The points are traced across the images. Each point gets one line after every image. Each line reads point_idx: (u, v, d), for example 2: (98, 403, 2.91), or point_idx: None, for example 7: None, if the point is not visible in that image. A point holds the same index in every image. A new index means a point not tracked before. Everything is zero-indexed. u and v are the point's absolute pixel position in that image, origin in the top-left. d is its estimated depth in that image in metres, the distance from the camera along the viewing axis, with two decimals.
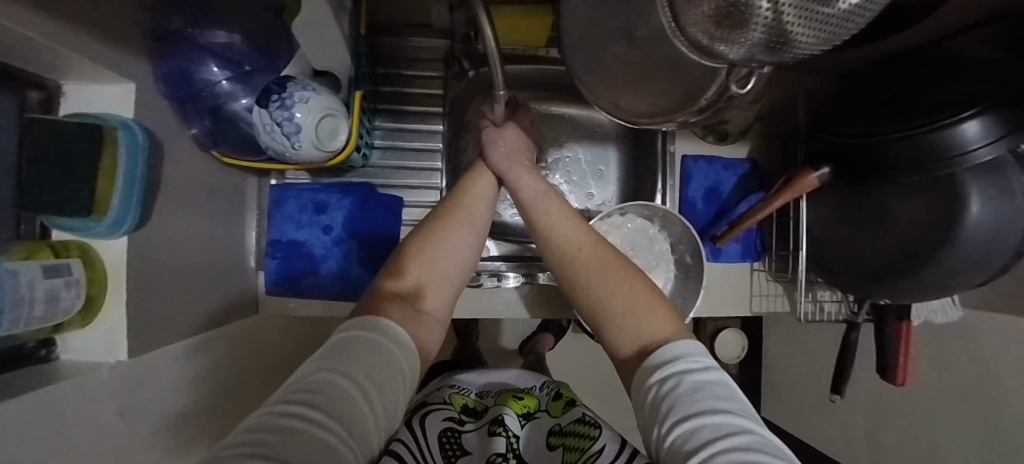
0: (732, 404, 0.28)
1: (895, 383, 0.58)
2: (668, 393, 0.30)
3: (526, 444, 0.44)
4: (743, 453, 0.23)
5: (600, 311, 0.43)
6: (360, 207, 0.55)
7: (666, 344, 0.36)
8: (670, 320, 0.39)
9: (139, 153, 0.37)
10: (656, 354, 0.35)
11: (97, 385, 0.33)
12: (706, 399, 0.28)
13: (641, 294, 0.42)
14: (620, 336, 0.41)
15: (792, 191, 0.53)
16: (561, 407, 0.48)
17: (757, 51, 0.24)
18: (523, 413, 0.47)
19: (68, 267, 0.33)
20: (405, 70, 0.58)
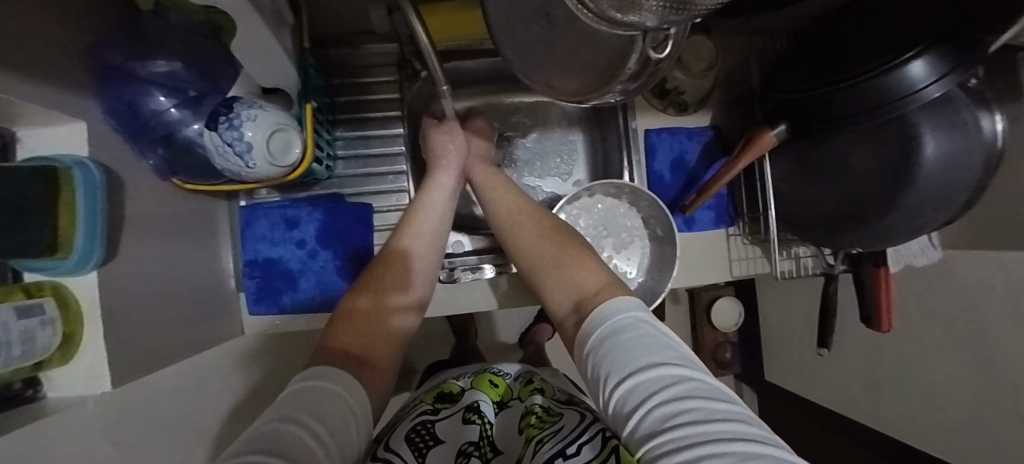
0: (664, 352, 0.30)
1: (880, 329, 0.58)
2: (609, 355, 0.32)
3: (499, 429, 0.44)
4: (673, 407, 0.24)
5: (538, 272, 0.46)
6: (330, 218, 0.55)
7: (600, 305, 0.38)
8: (597, 271, 0.43)
9: (96, 190, 0.38)
10: (592, 313, 0.37)
11: (85, 417, 0.34)
12: (641, 356, 0.29)
13: (578, 256, 0.45)
14: (559, 298, 0.43)
15: (754, 150, 0.53)
16: (530, 391, 0.49)
17: (664, 16, 0.24)
18: (495, 401, 0.49)
19: (42, 307, 0.34)
20: (358, 78, 0.59)
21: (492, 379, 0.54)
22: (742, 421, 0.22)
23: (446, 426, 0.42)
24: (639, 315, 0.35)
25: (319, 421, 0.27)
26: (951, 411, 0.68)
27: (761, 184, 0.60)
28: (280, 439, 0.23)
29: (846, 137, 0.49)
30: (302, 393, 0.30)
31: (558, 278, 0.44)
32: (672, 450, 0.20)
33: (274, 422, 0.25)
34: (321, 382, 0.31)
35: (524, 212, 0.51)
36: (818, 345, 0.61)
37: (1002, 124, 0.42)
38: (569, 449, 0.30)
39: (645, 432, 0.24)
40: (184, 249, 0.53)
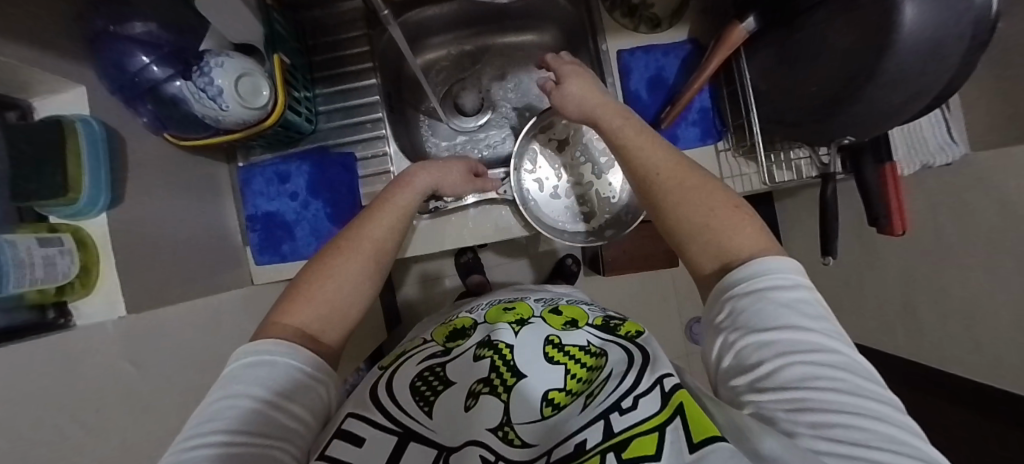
0: (811, 314, 0.29)
1: (893, 232, 0.53)
2: (745, 306, 0.31)
3: (523, 345, 0.41)
4: (810, 376, 0.25)
5: (681, 236, 0.40)
6: (319, 170, 0.59)
7: (757, 264, 0.32)
8: (759, 237, 0.36)
9: (99, 140, 0.43)
10: (741, 268, 0.33)
11: (97, 339, 0.39)
12: (786, 314, 0.28)
13: (728, 214, 0.38)
14: (699, 257, 0.38)
15: (725, 49, 0.50)
16: (560, 322, 0.47)
17: None
18: (516, 320, 0.47)
19: (61, 240, 0.40)
20: (332, 36, 0.62)
21: (507, 308, 0.53)
22: (879, 398, 0.25)
23: (457, 365, 0.41)
24: (794, 278, 0.31)
25: (273, 388, 0.30)
26: (996, 326, 0.61)
27: (741, 90, 0.58)
28: (236, 419, 0.27)
29: (820, 15, 0.45)
30: (260, 368, 0.31)
31: (703, 238, 0.38)
32: (809, 418, 0.24)
33: (229, 401, 0.28)
34: (282, 357, 0.32)
35: (669, 170, 0.43)
36: (822, 254, 0.57)
37: None
38: (624, 403, 0.30)
39: (775, 384, 0.26)
40: (193, 207, 0.58)
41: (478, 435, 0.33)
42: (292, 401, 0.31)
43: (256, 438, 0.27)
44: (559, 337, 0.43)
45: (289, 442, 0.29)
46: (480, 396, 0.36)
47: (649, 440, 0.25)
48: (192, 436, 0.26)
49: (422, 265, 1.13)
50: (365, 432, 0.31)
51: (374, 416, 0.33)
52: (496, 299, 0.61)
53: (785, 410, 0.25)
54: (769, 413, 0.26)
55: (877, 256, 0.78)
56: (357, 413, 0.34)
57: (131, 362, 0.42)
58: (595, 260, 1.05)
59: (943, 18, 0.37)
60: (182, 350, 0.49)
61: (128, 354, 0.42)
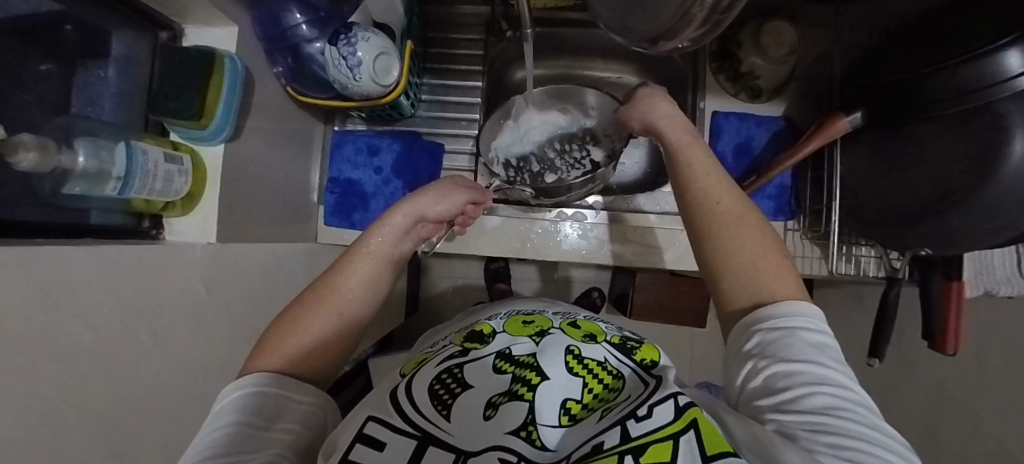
0: (834, 358, 0.31)
1: (944, 351, 0.53)
2: (774, 339, 0.33)
3: (543, 356, 0.39)
4: (829, 405, 0.27)
5: (720, 266, 0.39)
6: (406, 152, 0.61)
7: (790, 303, 0.35)
8: (793, 287, 0.37)
9: (238, 79, 0.46)
10: (770, 307, 0.35)
11: (183, 258, 0.41)
12: (811, 351, 0.31)
13: (770, 260, 0.39)
14: (733, 290, 0.38)
15: (824, 135, 0.52)
16: (579, 334, 0.44)
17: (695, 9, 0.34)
18: (535, 333, 0.44)
19: (182, 160, 0.42)
20: (450, 34, 0.67)
21: (527, 320, 0.48)
22: (894, 441, 0.26)
23: (475, 372, 0.38)
24: (822, 325, 0.33)
25: (259, 414, 0.32)
26: None
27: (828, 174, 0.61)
28: (235, 442, 0.28)
29: (925, 128, 0.48)
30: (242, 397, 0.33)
31: (743, 275, 0.38)
32: (825, 435, 0.25)
33: (220, 428, 0.29)
34: (262, 386, 0.34)
35: (724, 201, 0.42)
36: (869, 354, 0.57)
37: None
38: (638, 411, 0.28)
39: (796, 407, 0.28)
40: (287, 156, 0.61)
41: (503, 441, 0.29)
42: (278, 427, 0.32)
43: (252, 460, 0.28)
44: (580, 347, 0.40)
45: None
46: (502, 406, 0.33)
47: (665, 447, 0.23)
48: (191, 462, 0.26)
49: (453, 260, 1.14)
50: (385, 435, 0.29)
51: (394, 420, 0.30)
52: (513, 310, 0.54)
53: (805, 426, 0.26)
54: (789, 429, 0.27)
55: (914, 370, 0.77)
56: (377, 418, 0.31)
57: (205, 286, 0.44)
58: (622, 299, 1.05)
59: None
60: (246, 287, 0.51)
61: (204, 279, 0.44)
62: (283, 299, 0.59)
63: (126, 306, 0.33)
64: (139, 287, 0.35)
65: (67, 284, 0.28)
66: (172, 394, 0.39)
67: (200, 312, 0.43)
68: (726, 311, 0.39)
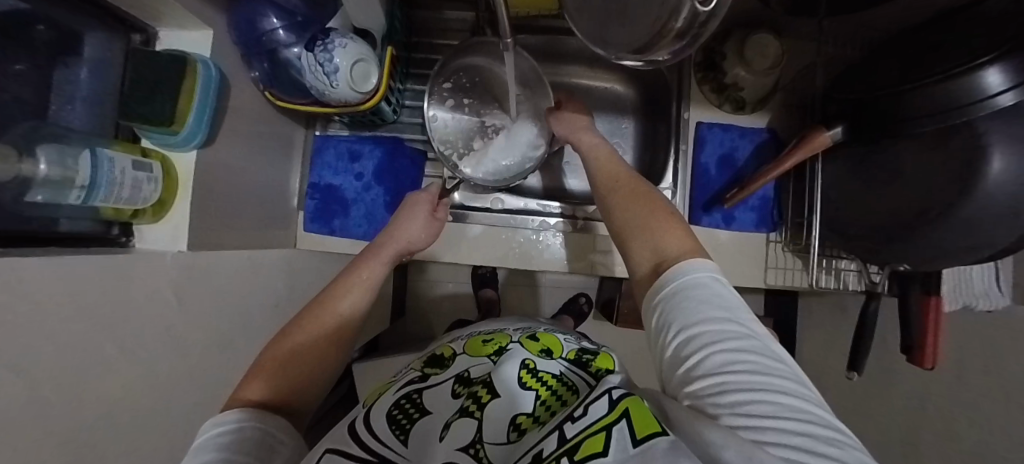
0: (726, 305, 0.32)
1: (922, 366, 0.54)
2: (676, 308, 0.33)
3: (500, 372, 0.37)
4: (729, 361, 0.28)
5: (624, 237, 0.44)
6: (388, 158, 0.66)
7: (678, 265, 0.36)
8: (687, 240, 0.40)
9: (212, 83, 0.45)
10: (667, 274, 0.36)
11: (156, 266, 0.40)
12: (705, 308, 0.32)
13: (668, 222, 0.42)
14: (639, 257, 0.42)
15: (806, 149, 0.52)
16: (536, 349, 0.43)
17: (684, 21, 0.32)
18: (495, 352, 0.44)
19: (151, 167, 0.41)
20: (435, 40, 0.69)
21: (487, 339, 0.48)
22: (789, 376, 0.27)
23: (436, 396, 0.38)
24: (712, 276, 0.35)
25: (246, 452, 0.30)
26: None
27: (809, 188, 0.61)
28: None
29: (905, 144, 0.48)
30: (226, 435, 0.31)
31: (641, 239, 0.42)
32: (727, 397, 0.25)
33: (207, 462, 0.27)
34: (245, 424, 0.32)
35: (626, 180, 0.48)
36: (848, 367, 0.58)
37: None
38: (575, 413, 0.26)
39: (701, 374, 0.28)
40: (265, 162, 0.60)
41: None
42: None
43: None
44: (535, 362, 0.39)
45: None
46: (453, 422, 0.32)
47: (597, 439, 0.22)
48: None
49: (438, 264, 1.14)
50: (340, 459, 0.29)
51: (351, 450, 0.30)
52: (473, 331, 0.55)
53: (709, 392, 0.27)
54: (699, 401, 0.27)
55: (892, 379, 0.78)
56: (337, 447, 0.31)
57: (177, 295, 0.43)
58: (608, 306, 1.05)
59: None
60: (220, 295, 0.50)
61: (177, 287, 0.43)
62: (259, 305, 0.58)
63: (87, 319, 0.32)
64: (108, 298, 0.34)
65: (34, 299, 0.27)
66: (141, 406, 0.38)
67: (171, 321, 0.42)
68: (638, 282, 0.41)
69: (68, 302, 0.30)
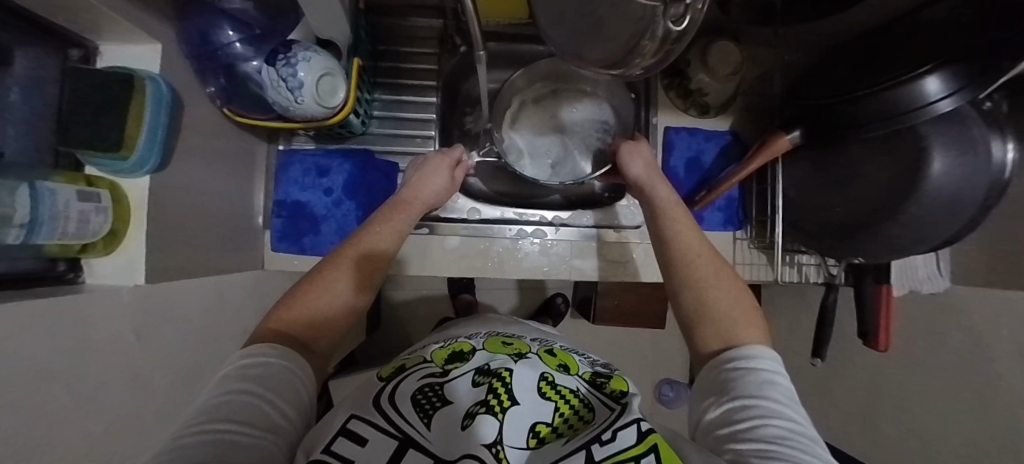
0: (789, 396, 0.33)
1: (877, 348, 0.58)
2: (737, 377, 0.35)
3: (518, 377, 0.37)
4: (778, 433, 0.29)
5: (693, 293, 0.43)
6: (359, 171, 0.64)
7: (751, 347, 0.37)
8: (757, 326, 0.40)
9: (163, 101, 0.42)
10: (740, 350, 0.37)
11: (114, 304, 0.37)
12: (765, 387, 0.33)
13: (736, 296, 0.42)
14: (709, 319, 0.41)
15: (768, 152, 0.55)
16: (554, 363, 0.43)
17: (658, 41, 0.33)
18: (514, 354, 0.43)
19: (98, 196, 0.37)
20: (402, 47, 0.67)
21: (506, 342, 0.48)
22: None
23: (460, 385, 0.37)
24: (781, 366, 0.35)
25: (266, 385, 0.32)
26: None
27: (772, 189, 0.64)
28: (237, 408, 0.29)
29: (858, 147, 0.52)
30: (253, 362, 0.34)
31: (715, 304, 0.41)
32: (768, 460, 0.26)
33: (225, 395, 0.30)
34: (269, 358, 0.35)
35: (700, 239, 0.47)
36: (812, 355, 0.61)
37: (1013, 153, 0.43)
38: (602, 435, 0.30)
39: (746, 435, 0.29)
40: (225, 180, 0.57)
41: None
42: (286, 404, 0.32)
43: (253, 425, 0.28)
44: (553, 374, 0.40)
45: (279, 440, 0.30)
46: (477, 415, 0.33)
47: None
48: (192, 423, 0.27)
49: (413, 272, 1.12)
50: (370, 435, 0.30)
51: (378, 422, 0.32)
52: (494, 330, 0.54)
53: (752, 452, 0.28)
54: (740, 455, 0.28)
55: (848, 359, 0.84)
56: (361, 415, 0.32)
57: (137, 333, 0.40)
58: (586, 304, 1.07)
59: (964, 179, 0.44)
60: (183, 327, 0.47)
61: (136, 324, 0.40)
62: (226, 333, 0.55)
63: (49, 373, 0.29)
64: (67, 345, 0.32)
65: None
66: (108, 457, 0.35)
67: (132, 362, 0.39)
68: (697, 344, 0.41)
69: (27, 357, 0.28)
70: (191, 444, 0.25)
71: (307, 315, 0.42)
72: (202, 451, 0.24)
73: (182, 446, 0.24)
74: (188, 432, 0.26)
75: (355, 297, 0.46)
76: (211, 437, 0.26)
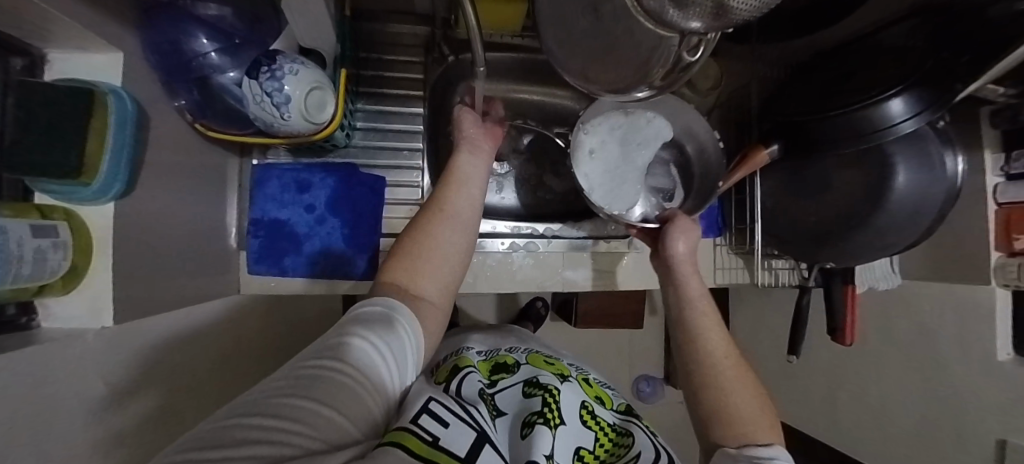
0: None
1: (843, 344, 0.63)
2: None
3: (567, 397, 0.42)
4: None
5: (715, 382, 0.43)
6: (344, 187, 0.61)
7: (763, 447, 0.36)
8: (770, 430, 0.40)
9: (127, 119, 0.37)
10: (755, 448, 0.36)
11: (77, 350, 0.33)
12: None
13: (752, 392, 0.43)
14: (731, 410, 0.41)
15: (747, 167, 0.58)
16: (592, 393, 0.47)
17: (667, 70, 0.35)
18: (557, 374, 0.47)
19: (56, 229, 0.32)
20: (384, 55, 0.64)
21: (547, 360, 0.52)
22: None
23: (509, 399, 0.42)
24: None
25: (372, 332, 0.33)
26: (902, 422, 0.76)
27: (750, 200, 0.64)
28: (344, 349, 0.30)
29: (832, 162, 0.56)
30: (364, 313, 0.37)
31: (735, 400, 0.41)
32: None
33: (342, 336, 0.32)
34: (376, 311, 0.37)
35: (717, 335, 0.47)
36: (788, 352, 0.66)
37: (962, 165, 0.50)
38: None
39: None
40: (193, 199, 0.52)
41: (534, 458, 0.31)
42: (390, 355, 0.33)
43: (356, 370, 0.29)
44: (593, 404, 0.44)
45: (377, 392, 0.30)
46: (534, 426, 0.35)
47: None
48: (311, 355, 0.29)
49: None
50: (448, 419, 0.32)
51: (451, 407, 0.34)
52: (532, 347, 0.58)
53: None
54: None
55: (810, 350, 0.91)
56: (436, 399, 0.34)
57: (106, 381, 0.35)
58: (566, 307, 1.08)
59: (923, 191, 0.51)
60: (156, 365, 0.42)
61: (104, 371, 0.35)
62: (203, 365, 0.50)
63: (26, 449, 0.25)
64: (41, 410, 0.27)
65: None
66: None
67: (107, 412, 0.35)
68: (714, 435, 0.41)
69: (10, 433, 0.24)
70: (300, 375, 0.26)
71: (414, 270, 0.43)
72: (307, 383, 0.25)
73: (294, 376, 0.26)
74: (299, 365, 0.28)
75: (455, 252, 0.46)
76: (317, 372, 0.27)
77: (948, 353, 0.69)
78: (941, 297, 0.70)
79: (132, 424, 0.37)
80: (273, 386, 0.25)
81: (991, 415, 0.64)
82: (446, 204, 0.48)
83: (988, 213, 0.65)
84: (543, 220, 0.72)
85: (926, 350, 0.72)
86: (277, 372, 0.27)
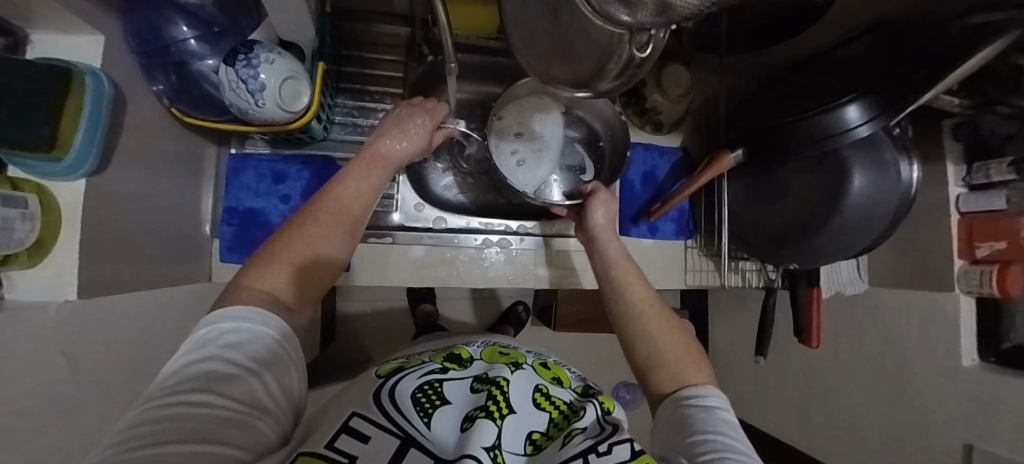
0: (726, 427, 0.35)
1: (809, 346, 0.65)
2: (683, 416, 0.38)
3: (516, 385, 0.41)
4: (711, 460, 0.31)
5: (650, 350, 0.45)
6: (317, 179, 0.62)
7: (695, 392, 0.40)
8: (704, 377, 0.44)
9: (103, 98, 0.38)
10: (688, 393, 0.40)
11: (43, 320, 0.33)
12: (702, 422, 0.36)
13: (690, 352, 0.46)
14: (667, 369, 0.44)
15: (713, 170, 0.60)
16: (549, 376, 0.48)
17: (621, 62, 0.37)
18: (511, 363, 0.47)
19: (25, 201, 0.33)
20: (367, 53, 0.66)
21: (503, 352, 0.53)
22: None
23: (456, 389, 0.42)
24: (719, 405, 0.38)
25: (247, 356, 0.32)
26: (874, 428, 0.76)
27: (716, 201, 0.68)
28: (213, 380, 0.29)
29: (793, 166, 0.59)
30: (231, 328, 0.33)
31: (671, 357, 0.44)
32: None
33: (207, 362, 0.30)
34: (243, 324, 0.34)
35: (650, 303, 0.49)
36: (755, 352, 0.67)
37: (917, 172, 0.52)
38: (598, 447, 0.33)
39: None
40: (169, 185, 0.53)
41: (472, 451, 0.31)
42: (269, 379, 0.33)
43: (233, 405, 0.29)
44: (547, 387, 0.45)
45: (262, 415, 0.31)
46: (477, 420, 0.35)
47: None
48: (166, 393, 0.27)
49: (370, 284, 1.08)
50: (370, 431, 0.32)
51: (376, 418, 0.34)
52: (490, 340, 0.58)
53: None
54: None
55: (785, 358, 0.92)
56: (359, 413, 0.34)
57: (71, 355, 0.35)
58: (547, 312, 1.09)
59: (878, 195, 0.53)
60: (116, 344, 0.42)
61: (69, 345, 0.35)
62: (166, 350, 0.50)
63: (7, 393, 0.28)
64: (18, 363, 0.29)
65: None
66: None
67: (71, 383, 0.35)
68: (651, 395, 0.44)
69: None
70: (165, 420, 0.25)
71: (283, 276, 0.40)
72: (170, 429, 0.25)
73: (154, 420, 0.25)
74: (161, 407, 0.26)
75: (337, 251, 0.46)
76: (187, 414, 0.26)
77: (914, 358, 0.71)
78: (905, 302, 0.72)
79: (90, 401, 0.37)
80: (130, 437, 0.24)
81: (959, 420, 0.64)
82: (340, 200, 0.47)
83: (951, 223, 0.67)
84: (516, 218, 0.73)
85: (893, 355, 0.73)
86: (128, 416, 0.26)
